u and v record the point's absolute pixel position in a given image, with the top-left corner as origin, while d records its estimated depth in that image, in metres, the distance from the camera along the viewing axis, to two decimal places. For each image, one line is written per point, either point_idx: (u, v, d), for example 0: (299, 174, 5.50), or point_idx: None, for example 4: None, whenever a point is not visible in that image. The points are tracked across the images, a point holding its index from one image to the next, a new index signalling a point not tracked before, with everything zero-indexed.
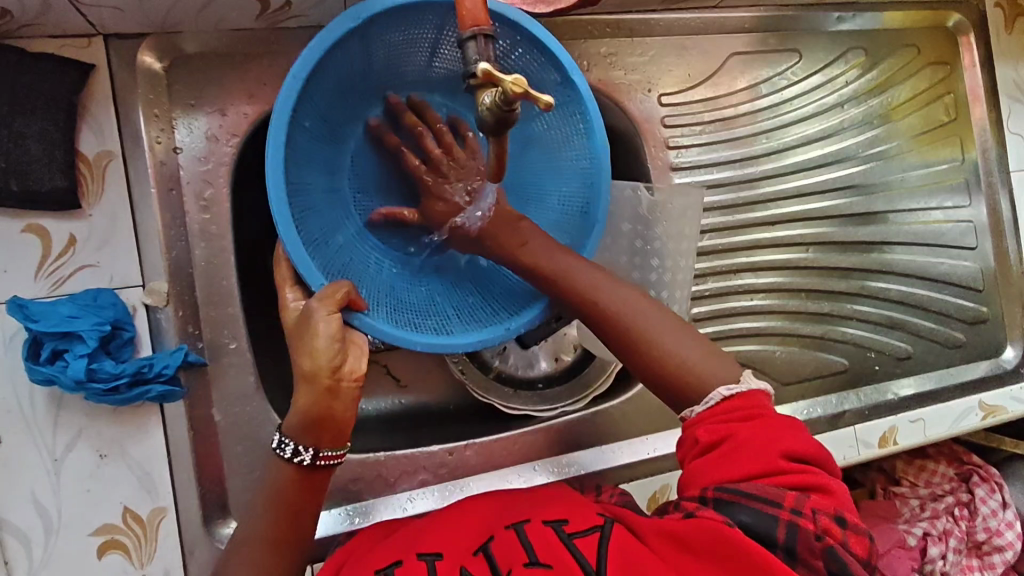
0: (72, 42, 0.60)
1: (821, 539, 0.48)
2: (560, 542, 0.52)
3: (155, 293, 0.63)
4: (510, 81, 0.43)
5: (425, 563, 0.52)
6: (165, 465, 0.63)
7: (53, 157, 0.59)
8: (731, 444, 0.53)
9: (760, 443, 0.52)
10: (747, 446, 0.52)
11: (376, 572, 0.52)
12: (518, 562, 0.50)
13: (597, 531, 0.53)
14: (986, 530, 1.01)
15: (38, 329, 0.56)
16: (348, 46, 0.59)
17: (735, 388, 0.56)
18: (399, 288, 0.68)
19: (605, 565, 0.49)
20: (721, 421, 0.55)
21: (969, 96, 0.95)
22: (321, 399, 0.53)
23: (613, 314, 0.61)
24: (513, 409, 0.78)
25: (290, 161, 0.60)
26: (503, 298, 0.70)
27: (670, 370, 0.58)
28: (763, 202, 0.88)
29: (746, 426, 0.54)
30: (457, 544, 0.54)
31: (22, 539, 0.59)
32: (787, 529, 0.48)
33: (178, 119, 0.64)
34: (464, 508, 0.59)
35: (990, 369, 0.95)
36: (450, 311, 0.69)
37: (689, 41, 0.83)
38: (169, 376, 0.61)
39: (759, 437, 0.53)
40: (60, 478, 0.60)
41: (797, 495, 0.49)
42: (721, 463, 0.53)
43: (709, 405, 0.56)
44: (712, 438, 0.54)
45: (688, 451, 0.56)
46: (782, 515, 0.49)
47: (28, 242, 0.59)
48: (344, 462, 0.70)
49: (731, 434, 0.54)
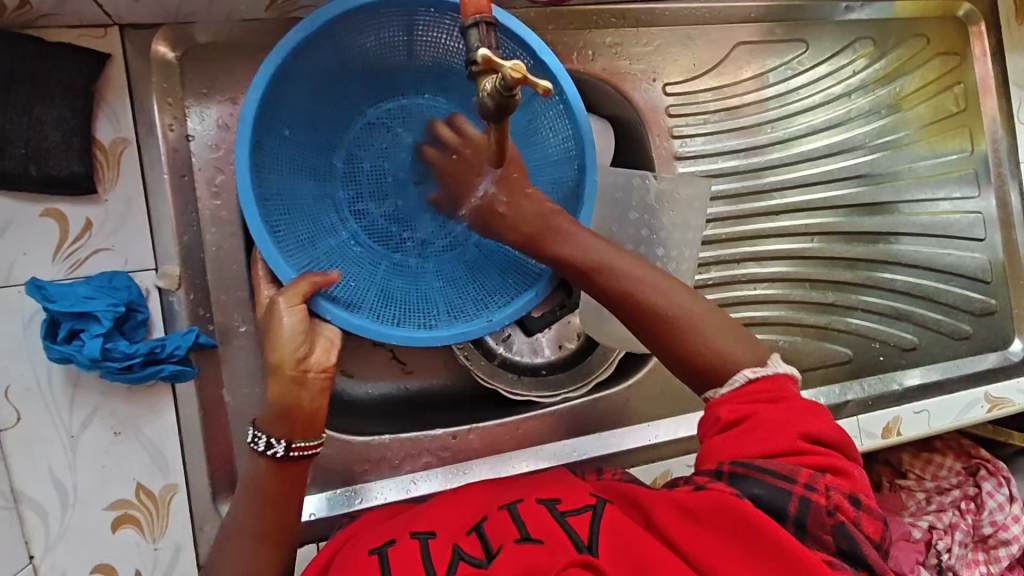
0: (88, 33, 0.62)
1: (833, 515, 0.49)
2: (553, 519, 0.53)
3: (168, 276, 0.65)
4: (510, 67, 0.44)
5: (419, 541, 0.53)
6: (176, 443, 0.65)
7: (71, 144, 0.61)
8: (754, 421, 0.54)
9: (785, 423, 0.53)
10: (768, 425, 0.53)
11: (371, 549, 0.53)
12: (509, 538, 0.51)
13: (589, 511, 0.54)
14: (993, 524, 1.00)
15: (55, 308, 0.58)
16: (316, 51, 0.61)
17: (760, 370, 0.56)
18: (389, 284, 0.71)
19: (596, 542, 0.50)
20: (746, 401, 0.55)
21: (980, 87, 0.94)
22: (287, 389, 0.55)
23: (654, 307, 0.59)
24: (517, 395, 0.79)
25: (266, 165, 0.63)
26: (496, 288, 0.71)
27: (682, 341, 0.58)
28: (769, 192, 0.88)
29: (772, 407, 0.54)
30: (451, 526, 0.55)
31: (39, 513, 0.61)
32: (799, 503, 0.50)
33: (190, 108, 0.66)
34: (462, 496, 0.60)
35: (997, 361, 0.94)
36: (440, 305, 0.70)
37: (695, 31, 0.84)
38: (180, 356, 0.63)
39: (784, 418, 0.53)
40: (76, 453, 0.62)
41: (813, 474, 0.51)
42: (742, 440, 0.53)
43: (732, 388, 0.56)
44: (736, 416, 0.55)
45: (710, 428, 0.57)
46: (797, 490, 0.50)
47: (47, 226, 0.61)
48: (350, 444, 0.72)
49: (754, 411, 0.54)
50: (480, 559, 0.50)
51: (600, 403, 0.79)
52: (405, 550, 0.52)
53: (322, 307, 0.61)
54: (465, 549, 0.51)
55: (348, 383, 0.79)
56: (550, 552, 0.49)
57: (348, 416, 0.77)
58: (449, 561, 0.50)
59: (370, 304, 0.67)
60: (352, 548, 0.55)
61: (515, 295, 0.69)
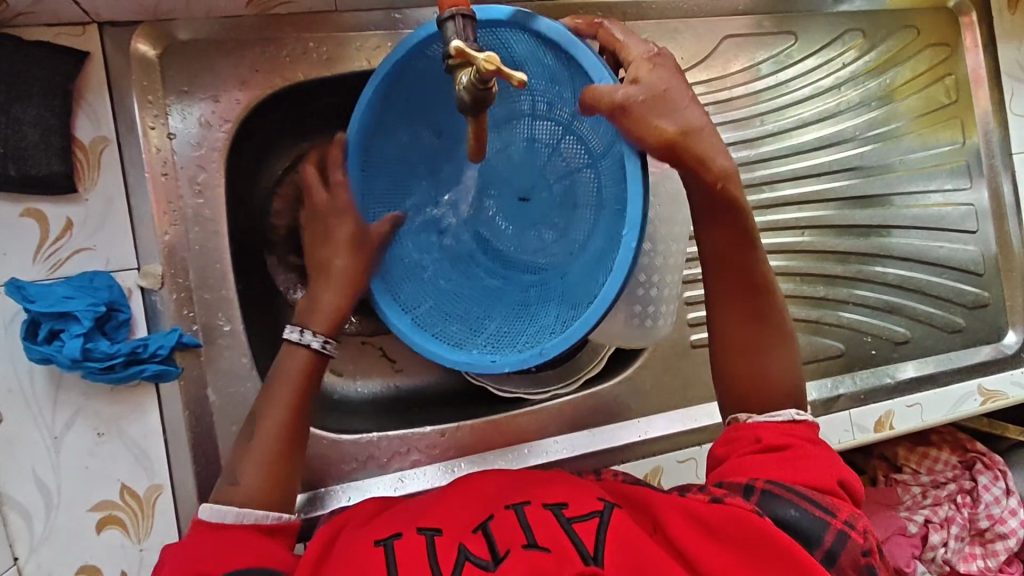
0: (67, 30, 0.62)
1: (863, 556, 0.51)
2: (559, 526, 0.51)
3: (150, 275, 0.64)
4: (483, 60, 0.44)
5: (425, 537, 0.51)
6: (160, 443, 0.64)
7: (50, 143, 0.60)
8: (799, 453, 0.55)
9: (825, 463, 0.55)
10: (812, 460, 0.55)
11: (376, 541, 0.52)
12: (517, 543, 0.49)
13: (596, 517, 0.53)
14: (989, 517, 1.00)
15: (36, 308, 0.57)
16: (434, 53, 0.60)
17: (805, 415, 0.59)
18: (452, 296, 0.70)
19: (603, 552, 0.49)
20: (784, 434, 0.57)
21: (971, 78, 0.94)
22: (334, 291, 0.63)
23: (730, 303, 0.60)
24: (505, 391, 0.79)
25: (369, 135, 0.64)
26: (534, 334, 0.64)
27: (744, 359, 0.60)
28: (759, 185, 0.87)
29: (813, 448, 0.56)
30: (458, 521, 0.54)
31: (24, 514, 0.61)
32: (835, 535, 0.50)
33: (171, 106, 0.66)
34: (466, 489, 0.59)
35: (991, 354, 0.94)
36: (482, 335, 0.67)
37: (682, 24, 0.83)
38: (164, 356, 0.63)
39: (824, 459, 0.55)
40: (60, 454, 0.61)
41: (850, 513, 0.52)
42: (788, 464, 0.54)
43: (773, 419, 0.58)
44: (778, 443, 0.56)
45: (743, 447, 0.57)
46: (836, 523, 0.51)
47: (27, 226, 0.60)
48: (337, 443, 0.72)
49: (800, 445, 0.56)
50: (487, 562, 0.49)
51: (589, 399, 0.78)
52: (409, 544, 0.51)
53: (387, 313, 0.63)
54: (471, 549, 0.50)
55: (337, 381, 0.79)
56: (558, 563, 0.48)
57: (336, 414, 0.76)
58: (454, 561, 0.49)
59: (426, 313, 0.67)
60: (352, 536, 0.54)
61: (549, 338, 0.62)
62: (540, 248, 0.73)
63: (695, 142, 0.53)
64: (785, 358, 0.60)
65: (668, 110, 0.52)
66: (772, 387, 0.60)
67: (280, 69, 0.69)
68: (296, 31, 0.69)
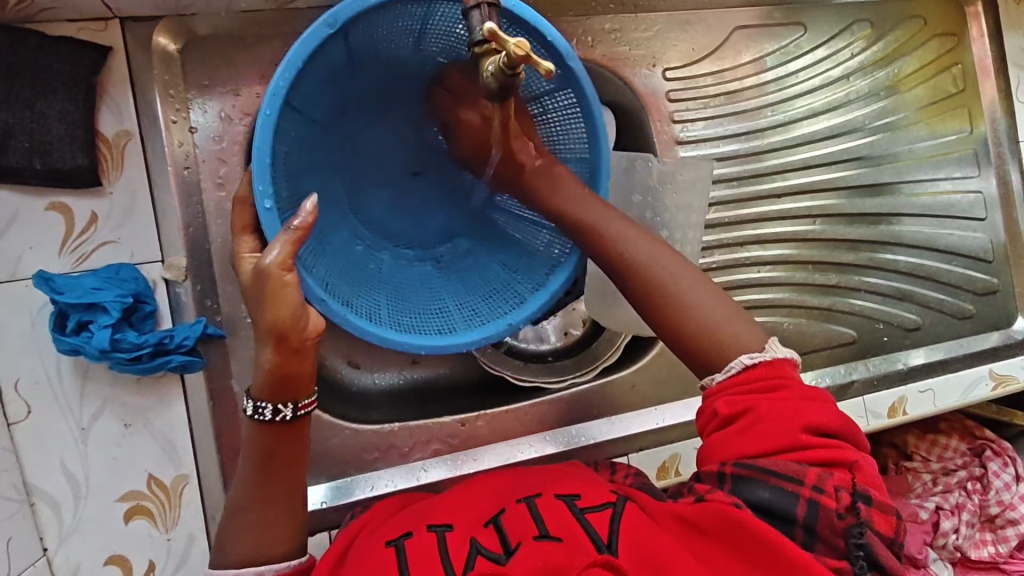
0: (89, 26, 0.62)
1: (843, 518, 0.49)
2: (572, 516, 0.52)
3: (174, 268, 0.65)
4: (514, 44, 0.45)
5: (436, 533, 0.52)
6: (186, 433, 0.65)
7: (75, 137, 0.61)
8: (756, 412, 0.53)
9: (784, 415, 0.52)
10: (770, 418, 0.52)
11: (388, 541, 0.52)
12: (528, 534, 0.50)
13: (610, 508, 0.53)
14: (1000, 503, 1.00)
15: (64, 299, 0.58)
16: (336, 44, 0.58)
17: (757, 356, 0.55)
18: (404, 281, 0.71)
19: (616, 540, 0.50)
20: (742, 391, 0.54)
21: (978, 67, 0.95)
22: (285, 358, 0.51)
23: (672, 309, 0.58)
24: (523, 380, 0.79)
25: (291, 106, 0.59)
26: (488, 312, 0.69)
27: (708, 352, 0.57)
28: (770, 174, 0.88)
29: (770, 398, 0.53)
30: (469, 517, 0.55)
31: (52, 505, 0.61)
32: (806, 506, 0.49)
33: (193, 100, 0.66)
34: (481, 485, 0.60)
35: (1001, 339, 0.95)
36: (456, 309, 0.70)
37: (693, 16, 0.84)
38: (188, 347, 0.63)
39: (784, 410, 0.52)
40: (87, 445, 0.62)
41: (821, 473, 0.50)
42: (751, 434, 0.52)
43: (732, 373, 0.55)
44: (735, 409, 0.54)
45: (709, 425, 0.56)
46: (803, 493, 0.50)
47: (52, 219, 0.61)
48: (359, 432, 0.72)
49: (754, 406, 0.53)
50: (498, 553, 0.49)
51: (604, 387, 0.79)
52: (422, 541, 0.51)
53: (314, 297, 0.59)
54: (483, 542, 0.50)
55: (356, 374, 0.79)
56: (570, 550, 0.48)
57: (355, 405, 0.77)
58: (466, 553, 0.49)
59: (381, 305, 0.67)
60: (367, 540, 0.54)
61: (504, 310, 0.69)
62: (450, 212, 0.77)
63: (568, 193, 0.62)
64: (684, 271, 0.59)
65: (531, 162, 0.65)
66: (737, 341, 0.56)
67: None
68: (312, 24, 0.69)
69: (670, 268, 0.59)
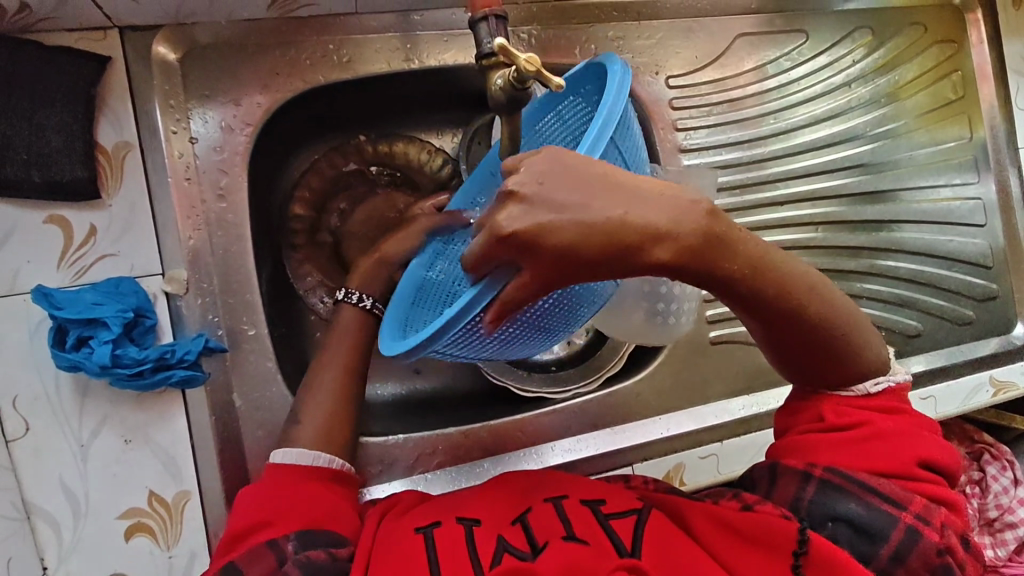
0: (88, 36, 0.61)
1: (942, 555, 0.50)
2: (596, 521, 0.52)
3: (175, 280, 0.64)
4: (524, 59, 0.44)
5: (464, 527, 0.52)
6: (188, 449, 0.64)
7: (74, 148, 0.60)
8: (874, 430, 0.53)
9: (902, 439, 0.53)
10: (886, 441, 0.53)
11: (416, 527, 0.52)
12: (555, 535, 0.50)
13: (634, 516, 0.53)
14: (998, 507, 1.02)
15: (63, 314, 0.57)
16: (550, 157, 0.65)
17: (882, 383, 0.55)
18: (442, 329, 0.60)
19: (640, 547, 0.50)
20: (861, 407, 0.54)
21: (977, 73, 0.95)
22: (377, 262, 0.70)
23: (824, 344, 0.50)
24: (528, 390, 0.78)
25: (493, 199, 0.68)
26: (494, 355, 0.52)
27: (833, 368, 0.52)
28: (772, 182, 0.88)
29: (886, 418, 0.54)
30: (495, 513, 0.54)
31: (52, 523, 0.60)
32: (904, 531, 0.50)
33: (193, 110, 0.65)
34: (504, 481, 0.58)
35: (1000, 345, 0.94)
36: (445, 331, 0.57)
37: (697, 23, 0.84)
38: (191, 362, 0.62)
39: (902, 431, 0.54)
40: (87, 462, 0.61)
41: (927, 505, 0.51)
42: (859, 448, 0.53)
43: (866, 392, 0.54)
44: (851, 419, 0.53)
45: (808, 423, 0.56)
46: (906, 518, 0.50)
47: (50, 232, 0.60)
48: (363, 446, 0.72)
49: (874, 419, 0.53)
50: (525, 552, 0.49)
51: (609, 398, 0.78)
52: (450, 532, 0.51)
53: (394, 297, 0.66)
54: (511, 541, 0.50)
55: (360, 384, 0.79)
56: (594, 556, 0.48)
57: (357, 417, 0.76)
58: (494, 552, 0.49)
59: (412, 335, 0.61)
60: (392, 524, 0.54)
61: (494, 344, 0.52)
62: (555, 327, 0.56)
63: (676, 188, 0.40)
64: (839, 299, 0.50)
65: (593, 172, 0.39)
66: (862, 367, 0.53)
67: (301, 71, 0.69)
68: (312, 33, 0.68)
69: (836, 303, 0.49)
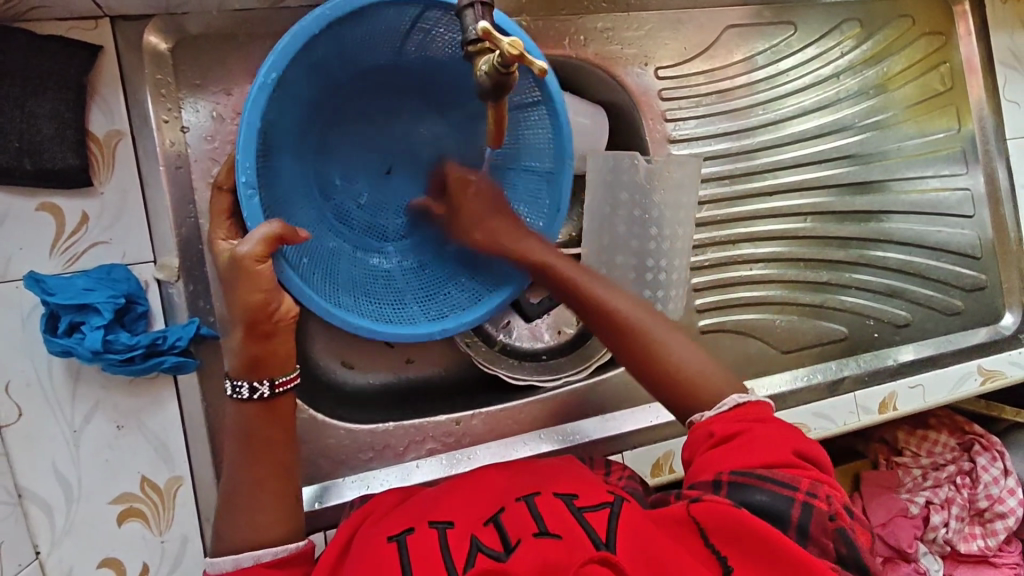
0: (79, 25, 0.61)
1: (834, 521, 0.51)
2: (570, 515, 0.52)
3: (166, 268, 0.65)
4: (508, 43, 0.45)
5: (437, 530, 0.52)
6: (180, 435, 0.65)
7: (65, 136, 0.60)
8: (749, 433, 0.55)
9: (779, 436, 0.55)
10: (762, 439, 0.55)
11: (389, 537, 0.52)
12: (528, 531, 0.50)
13: (607, 508, 0.54)
14: (989, 497, 1.01)
15: (55, 300, 0.58)
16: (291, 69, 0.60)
17: (745, 395, 0.58)
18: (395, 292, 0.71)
19: (615, 538, 0.50)
20: (735, 420, 0.57)
21: (965, 66, 0.96)
22: (256, 339, 0.54)
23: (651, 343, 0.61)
24: (519, 379, 0.79)
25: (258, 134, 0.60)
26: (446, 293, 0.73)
27: (664, 375, 0.60)
28: (762, 172, 0.89)
29: (761, 424, 0.56)
30: (469, 514, 0.55)
31: (44, 508, 0.61)
32: (801, 509, 0.51)
33: (184, 100, 0.66)
34: (477, 479, 0.60)
35: (989, 335, 0.96)
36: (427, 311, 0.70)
37: (685, 15, 0.84)
38: (181, 348, 0.63)
39: (775, 429, 0.56)
40: (79, 447, 0.62)
41: (813, 483, 0.52)
42: (743, 449, 0.54)
43: (720, 410, 0.58)
44: (730, 430, 0.56)
45: (700, 445, 0.57)
46: (799, 497, 0.51)
47: (42, 219, 0.60)
48: (355, 433, 0.72)
49: (751, 426, 0.55)
50: (499, 551, 0.49)
51: (598, 386, 0.79)
52: (422, 538, 0.51)
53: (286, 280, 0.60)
54: (483, 541, 0.50)
55: (350, 373, 0.77)
56: (568, 547, 0.48)
57: (349, 405, 0.77)
58: (467, 552, 0.49)
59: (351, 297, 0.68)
60: (367, 535, 0.55)
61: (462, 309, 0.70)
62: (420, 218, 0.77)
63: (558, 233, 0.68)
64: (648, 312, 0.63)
65: None
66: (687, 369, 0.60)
67: None
68: None
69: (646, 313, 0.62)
